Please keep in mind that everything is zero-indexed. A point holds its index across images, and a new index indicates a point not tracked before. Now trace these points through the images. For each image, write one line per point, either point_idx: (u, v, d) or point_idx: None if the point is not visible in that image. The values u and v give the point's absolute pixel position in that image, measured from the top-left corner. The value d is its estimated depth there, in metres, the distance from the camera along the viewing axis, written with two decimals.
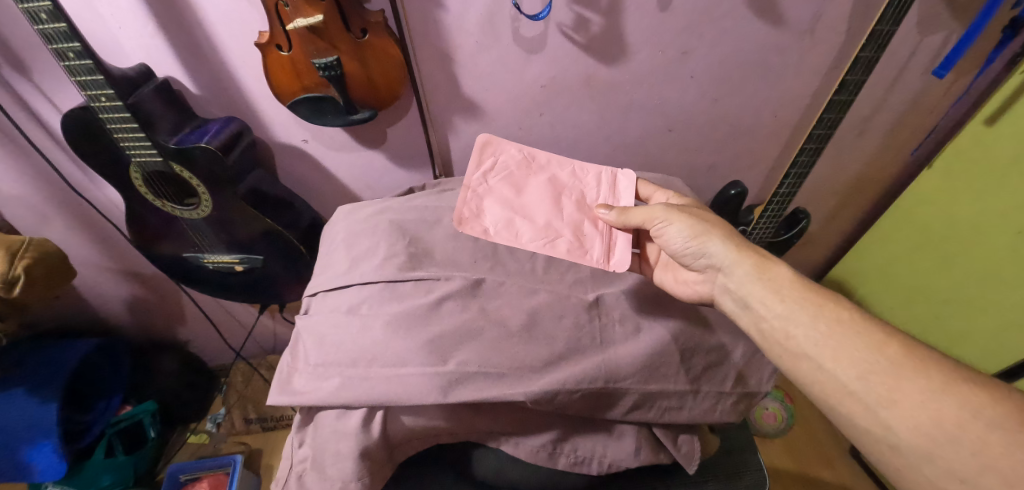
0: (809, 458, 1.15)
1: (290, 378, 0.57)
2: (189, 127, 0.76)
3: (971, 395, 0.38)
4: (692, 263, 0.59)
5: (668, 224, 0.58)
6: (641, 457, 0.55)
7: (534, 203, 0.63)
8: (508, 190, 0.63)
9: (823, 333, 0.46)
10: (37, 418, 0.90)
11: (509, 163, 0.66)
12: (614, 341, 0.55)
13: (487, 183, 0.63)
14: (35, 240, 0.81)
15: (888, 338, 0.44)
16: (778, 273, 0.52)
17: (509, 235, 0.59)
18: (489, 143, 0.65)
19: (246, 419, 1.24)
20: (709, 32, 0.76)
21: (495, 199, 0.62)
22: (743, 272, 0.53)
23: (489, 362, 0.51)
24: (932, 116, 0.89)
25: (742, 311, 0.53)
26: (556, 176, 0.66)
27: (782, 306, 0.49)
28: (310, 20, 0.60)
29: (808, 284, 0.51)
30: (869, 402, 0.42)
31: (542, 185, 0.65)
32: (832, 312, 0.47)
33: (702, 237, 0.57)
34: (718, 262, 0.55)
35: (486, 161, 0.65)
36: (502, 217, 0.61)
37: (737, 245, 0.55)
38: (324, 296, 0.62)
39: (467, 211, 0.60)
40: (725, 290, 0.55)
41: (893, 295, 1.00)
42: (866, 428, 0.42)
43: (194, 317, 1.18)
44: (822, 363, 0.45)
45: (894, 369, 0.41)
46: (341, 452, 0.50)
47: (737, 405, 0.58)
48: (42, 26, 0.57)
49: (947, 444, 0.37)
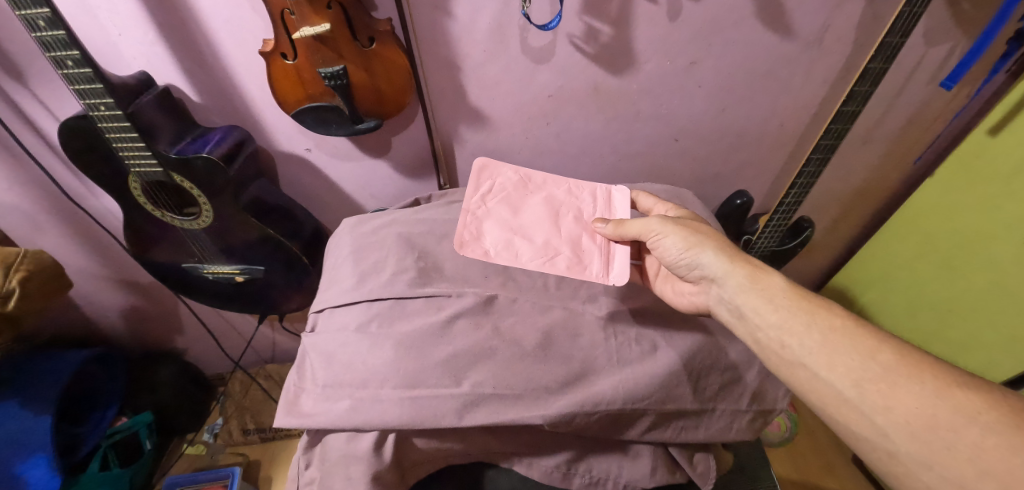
0: (811, 466, 1.16)
1: (297, 399, 0.55)
2: (189, 137, 0.74)
3: (965, 400, 0.37)
4: (687, 274, 0.58)
5: (663, 236, 0.58)
6: (657, 478, 0.54)
7: (532, 222, 0.62)
8: (506, 211, 0.63)
9: (816, 341, 0.45)
10: (26, 433, 0.87)
11: (506, 186, 0.65)
12: (630, 361, 0.54)
13: (485, 206, 0.63)
14: (31, 251, 0.79)
15: (882, 344, 0.43)
16: (771, 282, 0.51)
17: (509, 256, 0.58)
18: (486, 167, 0.65)
19: (245, 430, 1.22)
20: (719, 42, 0.75)
21: (495, 222, 0.61)
22: (736, 282, 0.52)
23: (504, 383, 0.50)
24: (936, 126, 0.89)
25: (738, 321, 0.52)
26: (552, 194, 0.66)
27: (776, 315, 0.48)
28: (316, 28, 0.59)
29: (803, 293, 0.50)
30: (865, 408, 0.41)
31: (539, 205, 0.64)
32: (825, 320, 0.46)
33: (696, 248, 0.56)
34: (711, 273, 0.54)
35: (484, 186, 0.64)
36: (502, 238, 0.60)
37: (729, 256, 0.54)
38: (330, 313, 0.61)
39: (467, 235, 0.59)
40: (720, 301, 0.54)
41: (897, 303, 1.00)
42: (864, 436, 0.41)
43: (192, 327, 1.16)
44: (818, 370, 0.44)
45: (888, 377, 0.40)
46: (352, 476, 0.48)
47: (752, 423, 0.57)
48: (40, 33, 0.55)
49: (943, 450, 0.36)
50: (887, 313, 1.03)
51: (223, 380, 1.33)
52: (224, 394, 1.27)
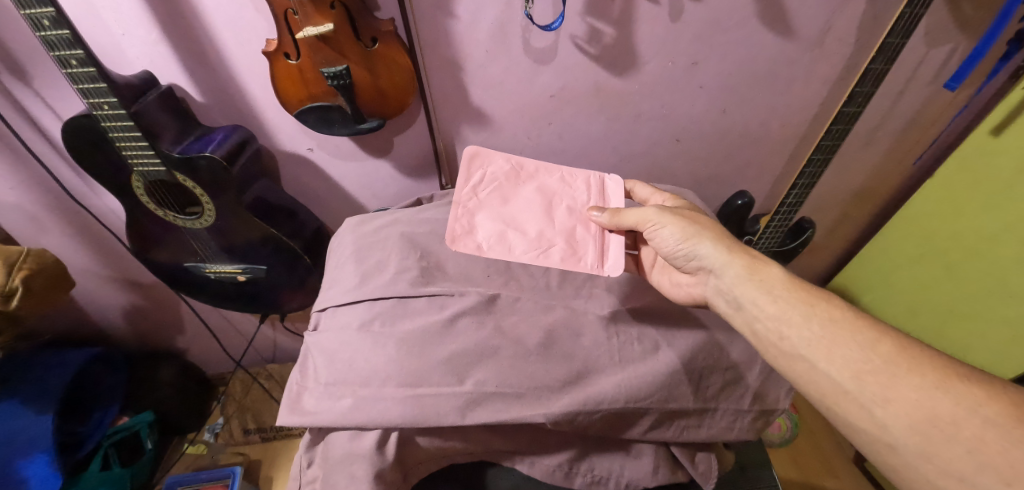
0: (814, 469, 1.15)
1: (300, 396, 0.55)
2: (193, 136, 0.74)
3: (965, 392, 0.37)
4: (685, 265, 0.58)
5: (661, 226, 0.58)
6: (659, 477, 0.54)
7: (525, 214, 0.61)
8: (498, 202, 0.62)
9: (816, 332, 0.45)
10: (27, 432, 0.87)
11: (497, 175, 0.64)
12: (633, 360, 0.54)
13: (477, 197, 0.62)
14: (33, 250, 0.79)
15: (882, 336, 0.43)
16: (769, 273, 0.51)
17: (501, 249, 0.58)
18: (477, 155, 0.64)
19: (245, 430, 1.23)
20: (720, 42, 0.75)
21: (487, 214, 0.61)
22: (734, 273, 0.52)
23: (507, 382, 0.50)
24: (937, 127, 0.89)
25: (735, 312, 0.52)
26: (544, 183, 0.65)
27: (775, 306, 0.48)
28: (320, 28, 0.59)
29: (802, 285, 0.50)
30: (864, 401, 0.41)
31: (531, 195, 0.63)
32: (825, 311, 0.46)
33: (693, 239, 0.56)
34: (709, 264, 0.54)
35: (475, 175, 0.63)
36: (494, 231, 0.59)
37: (728, 248, 0.54)
38: (334, 311, 0.61)
39: (458, 228, 0.59)
40: (718, 292, 0.54)
41: (900, 302, 0.99)
42: (863, 429, 0.41)
43: (193, 326, 1.16)
44: (817, 363, 0.44)
45: (888, 369, 0.40)
46: (355, 474, 0.48)
47: (754, 422, 0.57)
48: (44, 32, 0.56)
49: (943, 443, 0.36)
50: (889, 312, 1.02)
51: (224, 380, 1.33)
52: (224, 395, 1.27)
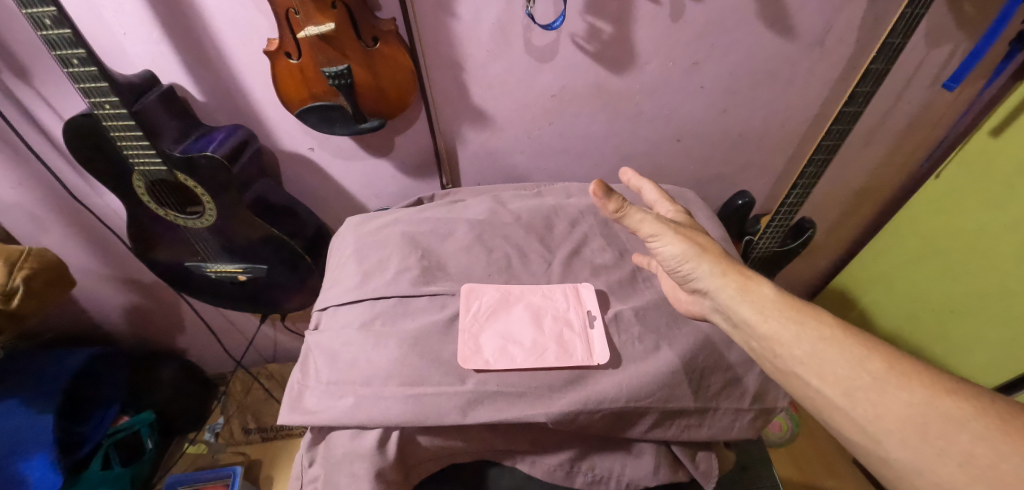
0: (815, 469, 1.15)
1: (301, 395, 0.55)
2: (194, 136, 0.74)
3: (954, 407, 0.36)
4: (683, 282, 0.54)
5: (661, 243, 0.52)
6: (660, 476, 0.53)
7: (512, 330, 0.57)
8: (492, 319, 0.58)
9: (806, 350, 0.43)
10: (26, 431, 0.87)
11: (491, 303, 0.60)
12: (632, 358, 0.55)
13: (478, 323, 0.57)
14: (34, 249, 0.79)
15: (871, 352, 0.41)
16: (761, 293, 0.47)
17: (507, 361, 0.53)
18: (472, 290, 0.60)
19: (245, 429, 1.23)
20: (721, 41, 0.75)
21: (490, 332, 0.56)
22: (727, 295, 0.49)
23: (506, 382, 0.52)
24: (937, 127, 0.89)
25: (734, 329, 0.50)
26: (519, 296, 0.61)
27: (766, 326, 0.46)
28: (321, 27, 0.59)
29: (791, 299, 0.47)
30: (856, 416, 0.39)
31: (512, 312, 0.59)
32: (815, 330, 0.44)
33: (692, 260, 0.51)
34: (705, 287, 0.51)
35: (473, 308, 0.59)
36: (498, 345, 0.55)
37: (723, 267, 0.50)
38: (335, 311, 0.61)
39: (466, 349, 0.54)
40: (715, 310, 0.51)
41: (899, 305, 1.00)
42: (856, 442, 0.40)
43: (194, 326, 1.16)
44: (809, 378, 0.43)
45: (878, 385, 0.39)
46: (357, 474, 0.48)
47: (754, 421, 0.56)
48: (46, 31, 0.56)
49: (934, 456, 0.36)
50: (889, 314, 1.03)
51: (224, 379, 1.33)
52: (225, 394, 1.28)
